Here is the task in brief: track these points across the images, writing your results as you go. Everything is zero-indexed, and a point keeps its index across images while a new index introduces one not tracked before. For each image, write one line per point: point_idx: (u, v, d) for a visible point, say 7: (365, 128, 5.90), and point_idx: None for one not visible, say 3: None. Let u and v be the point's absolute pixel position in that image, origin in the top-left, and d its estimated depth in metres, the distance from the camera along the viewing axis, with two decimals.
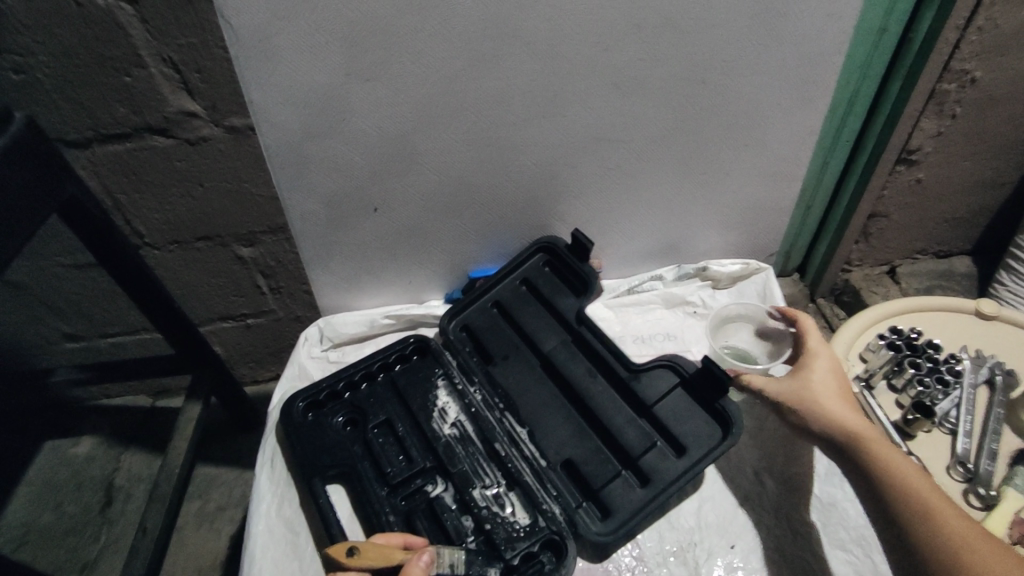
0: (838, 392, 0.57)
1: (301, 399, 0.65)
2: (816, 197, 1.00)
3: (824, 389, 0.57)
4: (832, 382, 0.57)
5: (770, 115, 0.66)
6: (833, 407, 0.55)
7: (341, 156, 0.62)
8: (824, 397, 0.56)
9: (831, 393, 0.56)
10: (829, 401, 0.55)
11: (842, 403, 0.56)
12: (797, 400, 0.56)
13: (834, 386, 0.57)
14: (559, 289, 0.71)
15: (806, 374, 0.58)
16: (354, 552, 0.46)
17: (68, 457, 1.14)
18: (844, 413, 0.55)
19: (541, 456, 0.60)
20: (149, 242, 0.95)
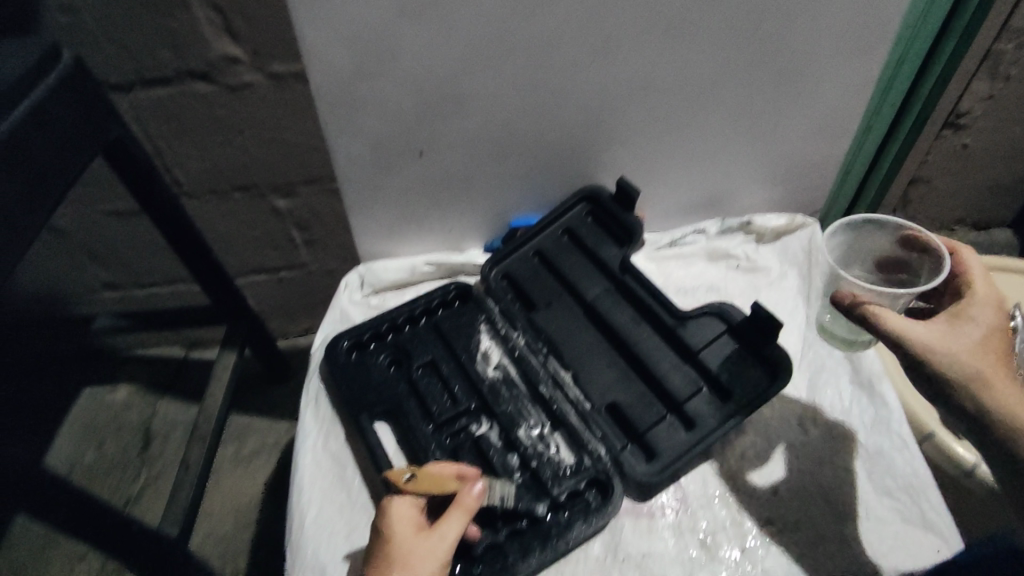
0: (1003, 347, 0.46)
1: (346, 339, 0.66)
2: (852, 176, 0.93)
3: (988, 341, 0.46)
4: (994, 334, 0.47)
5: (827, 63, 0.64)
6: (992, 366, 0.44)
7: (389, 97, 0.61)
8: (989, 354, 0.45)
9: (999, 349, 0.46)
10: (994, 357, 0.45)
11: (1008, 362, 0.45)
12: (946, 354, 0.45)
13: (1000, 340, 0.47)
14: (602, 239, 0.70)
15: (973, 323, 0.47)
16: (412, 479, 0.47)
17: (106, 403, 1.17)
18: (1012, 375, 0.44)
19: (585, 399, 0.60)
20: (187, 192, 0.96)
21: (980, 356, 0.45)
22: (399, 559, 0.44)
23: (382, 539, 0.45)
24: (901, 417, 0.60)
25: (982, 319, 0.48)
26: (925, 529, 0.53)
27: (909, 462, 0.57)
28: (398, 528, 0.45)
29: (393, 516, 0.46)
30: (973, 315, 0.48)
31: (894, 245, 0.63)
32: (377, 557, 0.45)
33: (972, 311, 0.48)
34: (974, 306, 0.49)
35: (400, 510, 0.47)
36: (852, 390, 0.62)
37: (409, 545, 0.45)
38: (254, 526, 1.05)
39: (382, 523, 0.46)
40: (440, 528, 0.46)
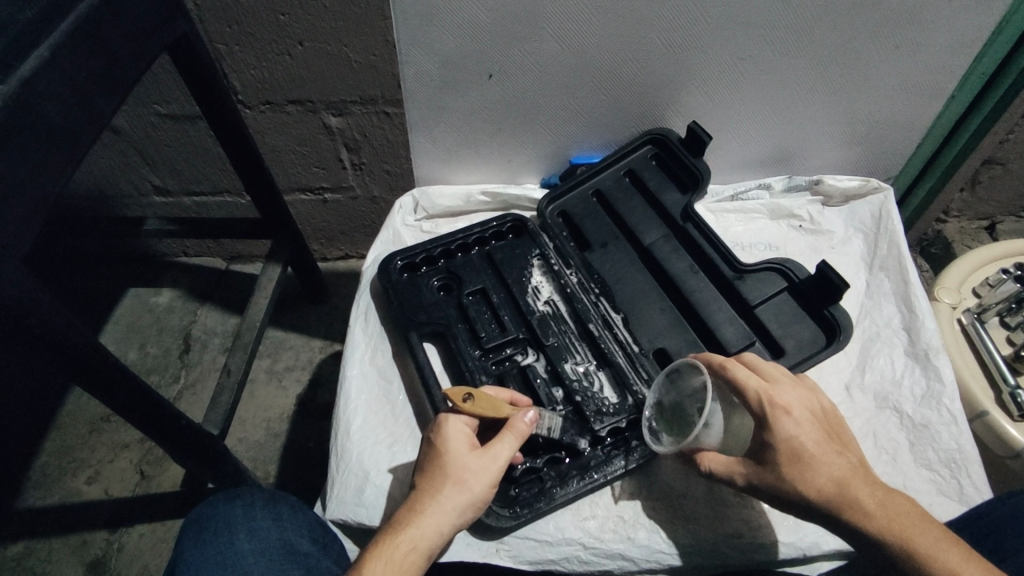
0: (808, 458, 0.45)
1: (400, 258, 0.66)
2: (929, 139, 0.88)
3: (795, 462, 0.45)
4: (792, 446, 0.46)
5: (934, 13, 0.59)
6: (812, 492, 0.45)
7: (467, 10, 0.59)
8: (798, 475, 0.45)
9: (806, 467, 0.45)
10: (804, 477, 0.45)
11: (821, 470, 0.45)
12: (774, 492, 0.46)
13: (804, 453, 0.45)
14: (665, 184, 0.69)
15: (777, 446, 0.46)
16: (469, 400, 0.47)
17: (148, 305, 1.21)
18: (824, 489, 0.45)
19: (634, 342, 0.60)
20: (242, 101, 0.95)
21: (786, 491, 0.45)
22: (449, 476, 0.46)
23: (432, 454, 0.47)
24: (954, 392, 0.57)
25: (786, 432, 0.46)
26: (961, 503, 0.53)
27: (955, 437, 0.55)
28: (452, 445, 0.47)
29: (444, 434, 0.47)
30: (773, 441, 0.46)
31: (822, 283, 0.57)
32: (429, 468, 0.46)
33: (769, 437, 0.46)
34: (762, 423, 0.47)
35: (453, 427, 0.48)
36: (905, 362, 0.60)
37: (460, 462, 0.46)
38: (285, 435, 1.09)
39: (435, 437, 0.48)
40: (493, 451, 0.47)
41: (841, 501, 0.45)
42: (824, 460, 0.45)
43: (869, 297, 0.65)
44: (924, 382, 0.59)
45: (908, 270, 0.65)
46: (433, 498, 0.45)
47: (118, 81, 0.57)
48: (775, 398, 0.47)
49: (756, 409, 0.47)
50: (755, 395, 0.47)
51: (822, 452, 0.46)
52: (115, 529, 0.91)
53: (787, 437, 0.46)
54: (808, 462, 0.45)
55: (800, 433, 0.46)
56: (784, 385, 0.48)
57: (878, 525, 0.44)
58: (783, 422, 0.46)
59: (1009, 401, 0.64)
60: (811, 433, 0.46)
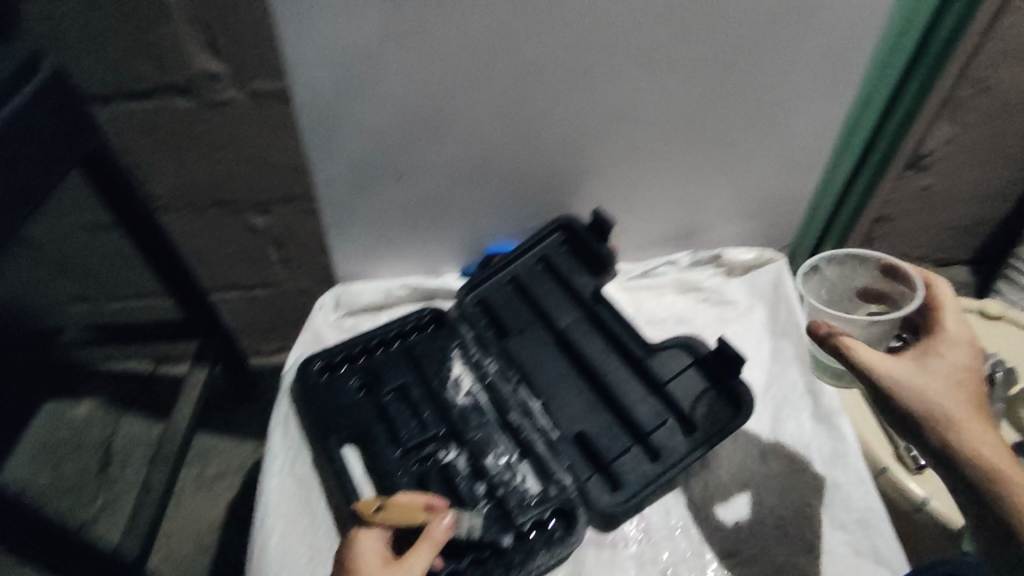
0: (962, 389, 0.52)
1: (318, 361, 0.66)
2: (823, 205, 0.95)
3: (944, 371, 0.53)
4: (961, 376, 0.53)
5: (791, 104, 0.67)
6: (950, 395, 0.51)
7: (372, 120, 0.62)
8: (942, 389, 0.51)
9: (946, 389, 0.52)
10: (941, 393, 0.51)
11: (959, 398, 0.51)
12: (908, 382, 0.52)
13: (962, 384, 0.52)
14: (575, 268, 0.71)
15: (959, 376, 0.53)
16: (381, 509, 0.48)
17: (65, 418, 1.14)
18: (961, 401, 0.51)
19: (553, 428, 0.61)
20: (162, 206, 0.95)
21: (929, 387, 0.52)
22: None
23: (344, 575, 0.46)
24: (857, 451, 0.60)
25: (943, 359, 0.54)
26: (876, 561, 0.54)
27: (863, 495, 0.58)
28: (364, 561, 0.46)
29: (358, 552, 0.47)
30: (948, 356, 0.54)
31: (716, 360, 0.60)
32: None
33: (964, 375, 0.53)
34: (948, 360, 0.54)
35: (365, 544, 0.47)
36: (811, 424, 0.63)
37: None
38: (214, 550, 1.02)
39: (348, 556, 0.47)
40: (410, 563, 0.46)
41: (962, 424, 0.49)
42: (965, 386, 0.52)
43: (773, 363, 0.68)
44: (831, 442, 0.61)
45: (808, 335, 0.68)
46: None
47: None
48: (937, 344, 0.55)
49: (965, 341, 0.55)
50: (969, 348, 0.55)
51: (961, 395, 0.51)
52: None
53: (941, 362, 0.53)
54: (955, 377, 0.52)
55: (964, 364, 0.54)
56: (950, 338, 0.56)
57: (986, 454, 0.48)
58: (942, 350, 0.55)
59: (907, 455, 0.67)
60: (964, 367, 0.54)
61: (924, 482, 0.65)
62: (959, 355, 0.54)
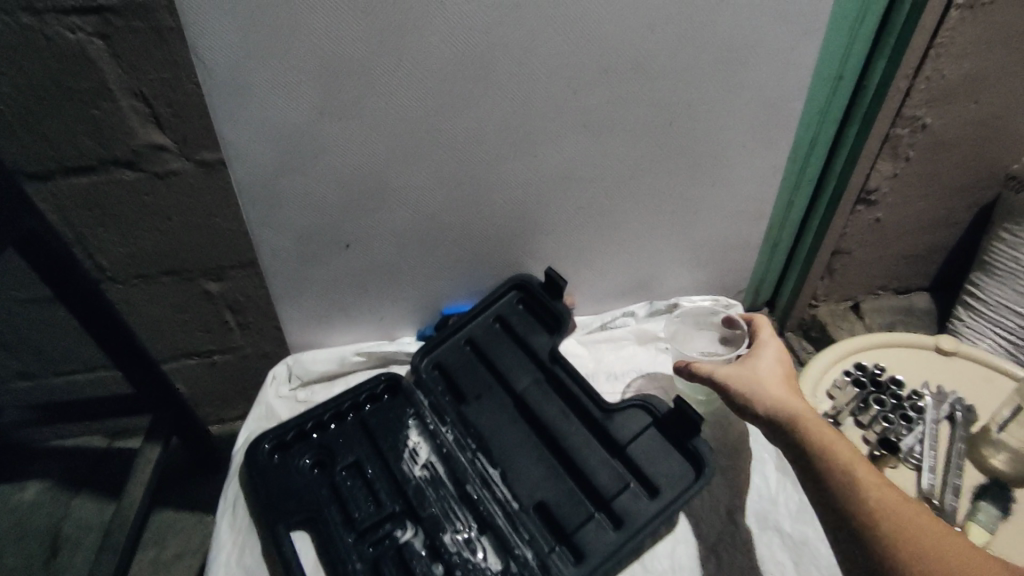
0: (787, 386, 0.59)
1: (268, 440, 0.63)
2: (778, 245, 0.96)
3: (761, 372, 0.60)
4: (781, 374, 0.60)
5: (732, 156, 0.68)
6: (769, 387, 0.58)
7: (314, 194, 0.62)
8: (767, 386, 0.58)
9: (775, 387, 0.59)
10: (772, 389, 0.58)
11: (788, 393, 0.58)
12: (742, 384, 0.59)
13: (786, 383, 0.60)
14: (532, 327, 0.70)
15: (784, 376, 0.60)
16: None
17: (12, 503, 1.08)
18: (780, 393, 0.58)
19: (513, 498, 0.59)
20: (111, 278, 0.92)
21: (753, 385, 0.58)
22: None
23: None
24: None
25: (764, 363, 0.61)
26: None
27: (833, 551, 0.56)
28: None
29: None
30: (762, 358, 0.62)
31: (672, 417, 0.59)
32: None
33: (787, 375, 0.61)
34: (773, 362, 0.61)
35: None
36: (777, 477, 0.62)
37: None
38: None
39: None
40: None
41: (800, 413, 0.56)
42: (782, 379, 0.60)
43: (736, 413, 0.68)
44: (798, 496, 0.60)
45: None
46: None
47: None
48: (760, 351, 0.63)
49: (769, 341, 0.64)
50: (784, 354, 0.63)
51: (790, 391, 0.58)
52: None
53: (769, 365, 0.61)
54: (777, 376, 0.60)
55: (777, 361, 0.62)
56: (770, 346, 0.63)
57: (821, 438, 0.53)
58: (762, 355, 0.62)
59: None
60: (780, 365, 0.61)
61: None
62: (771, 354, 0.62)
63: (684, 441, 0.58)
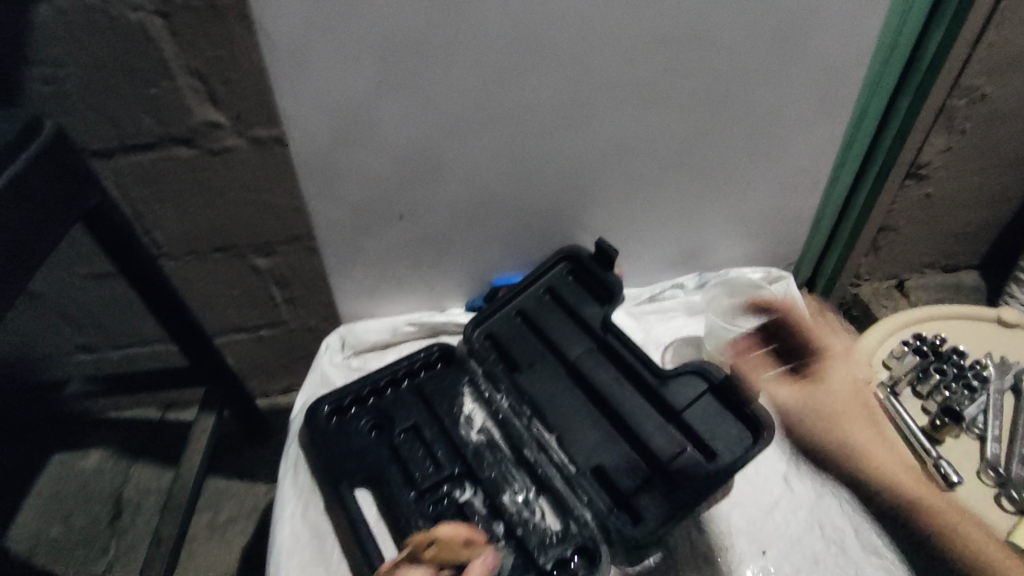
0: (858, 407, 0.63)
1: (327, 403, 0.65)
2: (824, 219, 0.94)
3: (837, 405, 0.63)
4: (845, 401, 0.63)
5: (786, 126, 0.67)
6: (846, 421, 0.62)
7: (368, 165, 0.62)
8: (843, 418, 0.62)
9: (842, 404, 0.63)
10: (839, 405, 0.63)
11: (857, 410, 0.63)
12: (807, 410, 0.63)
13: (856, 403, 0.64)
14: (583, 298, 0.71)
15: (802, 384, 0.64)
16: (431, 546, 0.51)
17: (75, 469, 1.13)
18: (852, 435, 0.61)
19: (570, 462, 0.60)
20: (166, 253, 0.95)
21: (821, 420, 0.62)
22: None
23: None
24: (885, 471, 0.58)
25: (831, 387, 0.64)
26: None
27: (895, 518, 0.55)
28: None
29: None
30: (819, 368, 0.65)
31: (727, 385, 0.59)
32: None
33: (801, 377, 0.65)
34: (836, 365, 0.65)
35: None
36: (834, 446, 0.61)
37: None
38: None
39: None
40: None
41: (863, 421, 0.62)
42: (854, 413, 0.62)
43: (790, 382, 0.67)
44: (857, 464, 0.59)
45: None
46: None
47: None
48: (832, 350, 0.65)
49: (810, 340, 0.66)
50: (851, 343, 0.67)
51: (862, 415, 0.62)
52: None
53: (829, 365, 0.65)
54: (837, 403, 0.63)
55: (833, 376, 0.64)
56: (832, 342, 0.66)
57: (868, 458, 0.59)
58: (830, 373, 0.65)
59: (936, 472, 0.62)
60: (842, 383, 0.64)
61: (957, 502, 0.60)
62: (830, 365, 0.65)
63: (742, 406, 0.58)
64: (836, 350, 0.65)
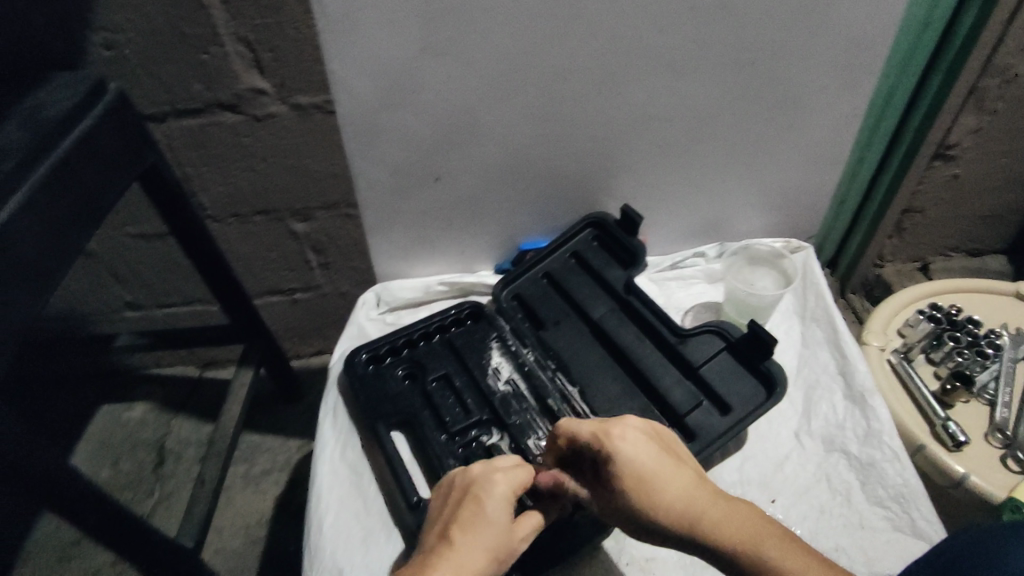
0: (671, 472, 0.48)
1: (365, 352, 0.69)
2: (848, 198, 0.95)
3: (637, 484, 0.48)
4: (648, 469, 0.48)
5: (812, 97, 0.69)
6: (670, 498, 0.47)
7: (408, 127, 0.66)
8: (664, 491, 0.47)
9: (642, 474, 0.48)
10: (637, 467, 0.48)
11: (656, 470, 0.48)
12: (635, 496, 0.48)
13: (660, 465, 0.49)
14: (607, 262, 0.74)
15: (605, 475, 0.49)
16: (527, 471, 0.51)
17: (122, 420, 1.20)
18: (671, 507, 0.47)
19: (592, 413, 0.64)
20: (210, 216, 1.00)
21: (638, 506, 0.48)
22: (486, 541, 0.46)
23: (474, 511, 0.47)
24: (892, 430, 0.61)
25: (621, 468, 0.48)
26: (915, 537, 0.55)
27: (900, 473, 0.58)
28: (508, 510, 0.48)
29: (490, 498, 0.48)
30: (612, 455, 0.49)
31: (743, 342, 0.62)
32: (468, 528, 0.46)
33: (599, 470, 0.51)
34: (627, 440, 0.50)
35: (501, 491, 0.49)
36: (845, 405, 0.64)
37: (499, 540, 0.47)
38: (264, 541, 1.06)
39: (487, 495, 0.48)
40: (521, 527, 0.49)
41: (644, 488, 0.48)
42: (665, 481, 0.48)
43: (805, 346, 0.70)
44: (866, 423, 0.62)
45: (837, 319, 0.70)
46: (466, 555, 0.45)
47: (82, 205, 0.63)
48: (609, 430, 0.50)
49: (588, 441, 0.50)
50: (639, 421, 0.52)
51: (660, 461, 0.49)
52: None
53: (621, 445, 0.49)
54: (628, 480, 0.48)
55: (632, 449, 0.49)
56: (616, 420, 0.51)
57: (692, 512, 0.46)
58: (618, 458, 0.49)
59: (942, 432, 0.66)
60: (637, 447, 0.49)
61: (961, 460, 0.65)
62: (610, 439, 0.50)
63: (757, 361, 0.61)
64: (593, 424, 0.51)
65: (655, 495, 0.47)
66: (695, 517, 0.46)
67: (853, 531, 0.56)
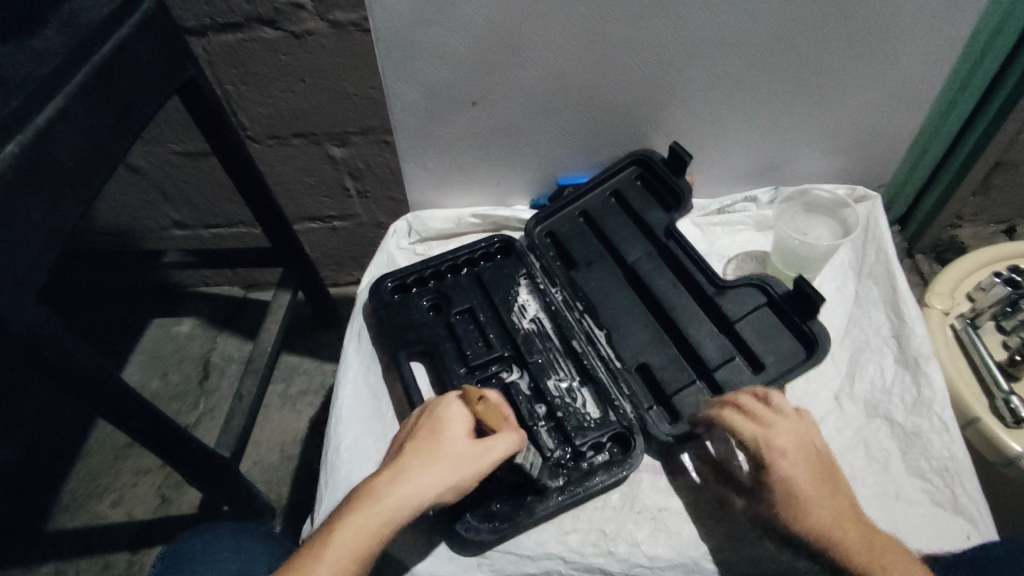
0: (827, 489, 0.46)
1: (391, 280, 0.68)
2: (933, 147, 0.85)
3: (790, 500, 0.46)
4: (809, 479, 0.46)
5: (903, 24, 0.60)
6: (826, 520, 0.45)
7: (445, 45, 0.62)
8: (820, 509, 0.46)
9: (801, 494, 0.46)
10: (791, 488, 0.46)
11: (821, 499, 0.46)
12: (788, 511, 0.46)
13: (819, 481, 0.47)
14: (649, 203, 0.70)
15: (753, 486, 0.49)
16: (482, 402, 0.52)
17: (171, 334, 1.26)
18: (820, 534, 0.45)
19: (617, 358, 0.61)
20: (251, 137, 0.99)
21: (785, 528, 0.47)
22: (438, 453, 0.48)
23: (428, 431, 0.50)
24: (945, 399, 0.56)
25: (785, 472, 0.46)
26: (954, 514, 0.51)
27: (948, 446, 0.54)
28: (447, 429, 0.50)
29: (441, 419, 0.50)
30: (773, 466, 0.47)
31: (789, 301, 0.59)
32: (419, 446, 0.49)
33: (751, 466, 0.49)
34: (793, 461, 0.47)
35: (453, 415, 0.51)
36: (895, 369, 0.59)
37: (451, 454, 0.48)
38: (298, 457, 1.11)
39: (439, 419, 0.51)
40: (481, 447, 0.49)
41: (799, 507, 0.46)
42: (820, 500, 0.46)
43: (857, 305, 0.64)
44: (916, 390, 0.57)
45: (897, 278, 0.64)
46: (416, 469, 0.47)
47: (117, 118, 0.62)
48: (774, 442, 0.47)
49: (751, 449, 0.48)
50: (806, 429, 0.48)
51: (816, 481, 0.47)
52: (136, 550, 0.97)
53: (784, 464, 0.47)
54: (780, 493, 0.46)
55: (794, 471, 0.46)
56: (783, 427, 0.48)
57: (841, 535, 0.45)
58: (779, 465, 0.47)
59: (1002, 407, 0.61)
60: (803, 469, 0.46)
61: (1019, 437, 0.60)
62: (778, 449, 0.47)
63: (803, 317, 0.57)
64: (758, 425, 0.49)
65: (803, 517, 0.46)
66: (845, 542, 0.45)
67: (889, 502, 0.52)
